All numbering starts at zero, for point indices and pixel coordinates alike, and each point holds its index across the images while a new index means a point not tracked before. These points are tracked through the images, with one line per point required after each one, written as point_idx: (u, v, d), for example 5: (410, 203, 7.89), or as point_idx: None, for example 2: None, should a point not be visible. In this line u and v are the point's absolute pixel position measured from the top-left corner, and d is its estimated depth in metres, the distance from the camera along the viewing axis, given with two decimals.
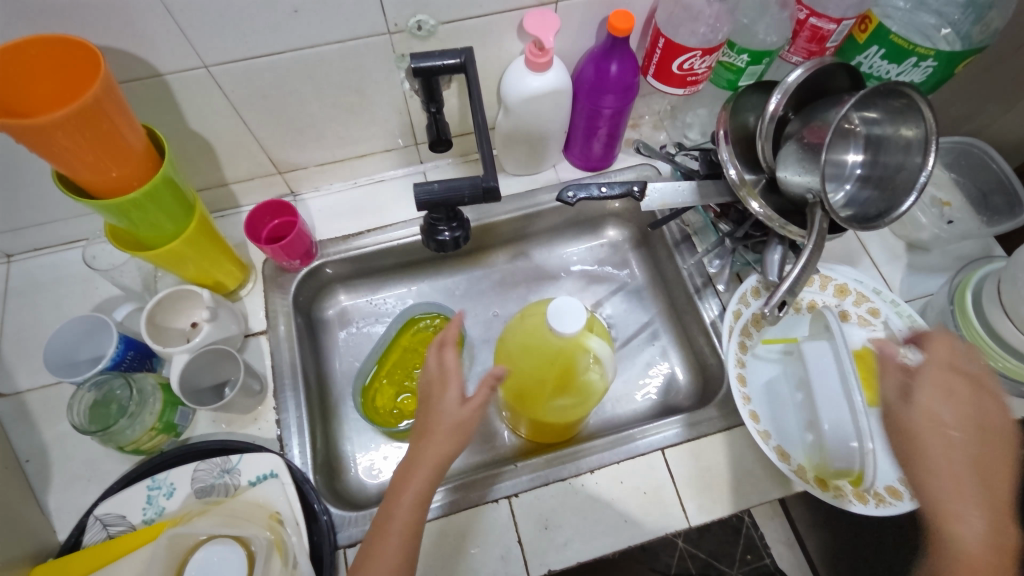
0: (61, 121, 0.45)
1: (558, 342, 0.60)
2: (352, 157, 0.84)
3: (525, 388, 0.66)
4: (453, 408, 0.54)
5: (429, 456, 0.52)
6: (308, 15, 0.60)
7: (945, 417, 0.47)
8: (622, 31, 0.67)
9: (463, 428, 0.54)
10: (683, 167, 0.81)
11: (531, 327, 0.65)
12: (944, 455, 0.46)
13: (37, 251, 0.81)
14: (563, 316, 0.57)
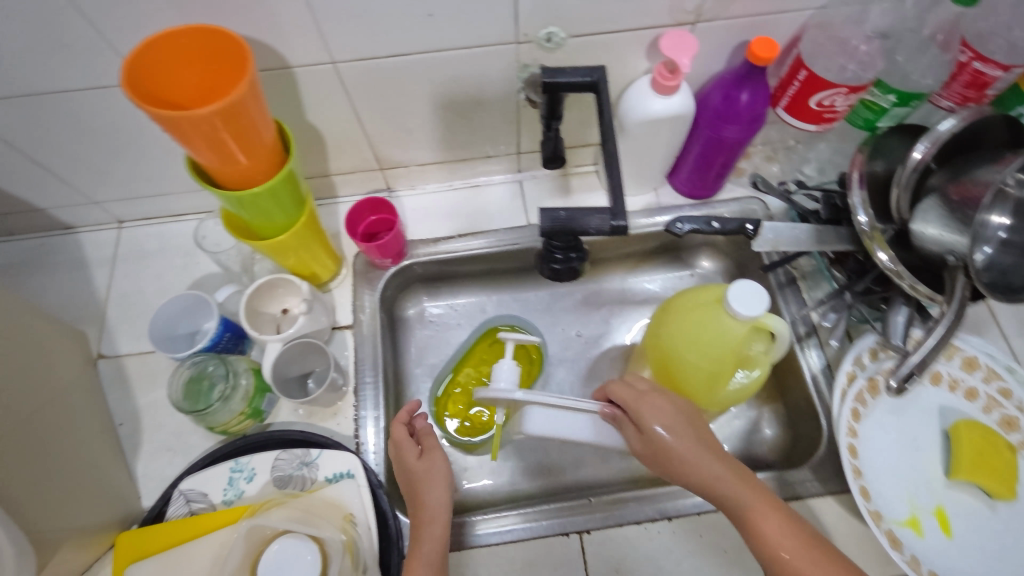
0: (204, 116, 0.45)
1: (734, 327, 0.59)
2: (452, 160, 0.83)
3: (694, 378, 0.64)
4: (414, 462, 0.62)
5: (424, 505, 0.60)
6: (442, 20, 0.59)
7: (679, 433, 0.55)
8: (763, 59, 0.62)
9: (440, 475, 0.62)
10: (801, 207, 0.76)
11: (697, 308, 0.63)
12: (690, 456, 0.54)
13: (146, 220, 0.84)
14: (746, 299, 0.56)
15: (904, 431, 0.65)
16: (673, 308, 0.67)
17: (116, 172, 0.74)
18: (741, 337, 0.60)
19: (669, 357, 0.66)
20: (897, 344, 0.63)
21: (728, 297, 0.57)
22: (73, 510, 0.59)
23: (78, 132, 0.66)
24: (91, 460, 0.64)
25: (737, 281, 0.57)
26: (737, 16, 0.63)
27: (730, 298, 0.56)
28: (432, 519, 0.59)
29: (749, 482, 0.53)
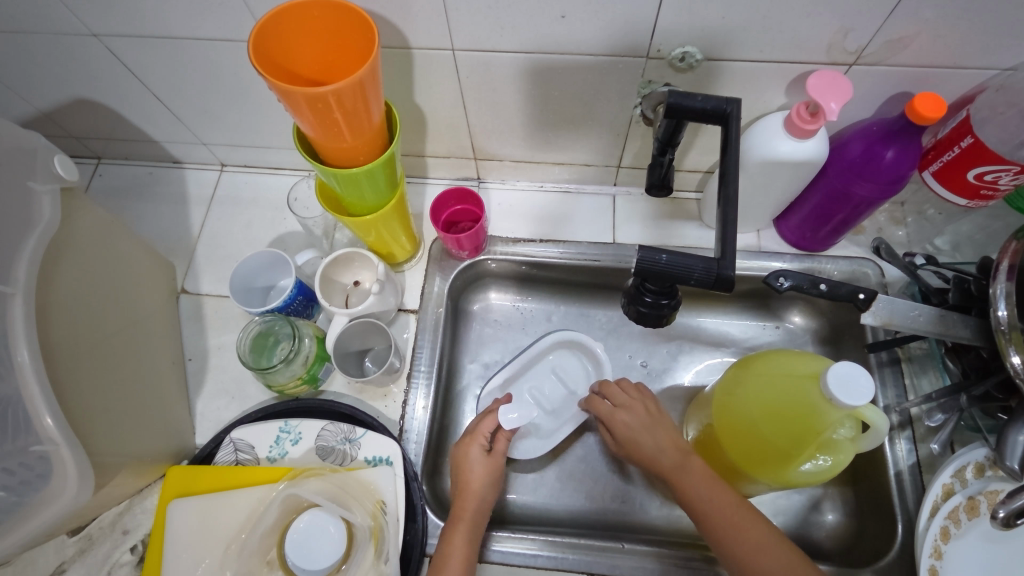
0: (326, 95, 0.45)
1: (826, 410, 0.54)
2: (549, 163, 0.80)
3: (765, 456, 0.59)
4: (480, 463, 0.66)
5: (470, 505, 0.63)
6: (575, 22, 0.55)
7: (652, 442, 0.62)
8: (926, 117, 0.55)
9: (494, 476, 0.66)
10: (925, 284, 0.68)
11: (785, 384, 0.58)
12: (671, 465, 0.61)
13: (246, 168, 0.86)
14: (850, 386, 0.50)
15: (992, 561, 0.58)
16: (754, 372, 0.62)
17: (228, 119, 0.76)
18: (831, 423, 0.54)
19: (740, 425, 0.61)
20: (1009, 468, 0.55)
21: (825, 376, 0.51)
22: (135, 434, 0.62)
23: (201, 76, 0.68)
24: (156, 390, 0.67)
25: (837, 362, 0.52)
26: (903, 63, 0.56)
27: (828, 379, 0.51)
28: (475, 514, 0.63)
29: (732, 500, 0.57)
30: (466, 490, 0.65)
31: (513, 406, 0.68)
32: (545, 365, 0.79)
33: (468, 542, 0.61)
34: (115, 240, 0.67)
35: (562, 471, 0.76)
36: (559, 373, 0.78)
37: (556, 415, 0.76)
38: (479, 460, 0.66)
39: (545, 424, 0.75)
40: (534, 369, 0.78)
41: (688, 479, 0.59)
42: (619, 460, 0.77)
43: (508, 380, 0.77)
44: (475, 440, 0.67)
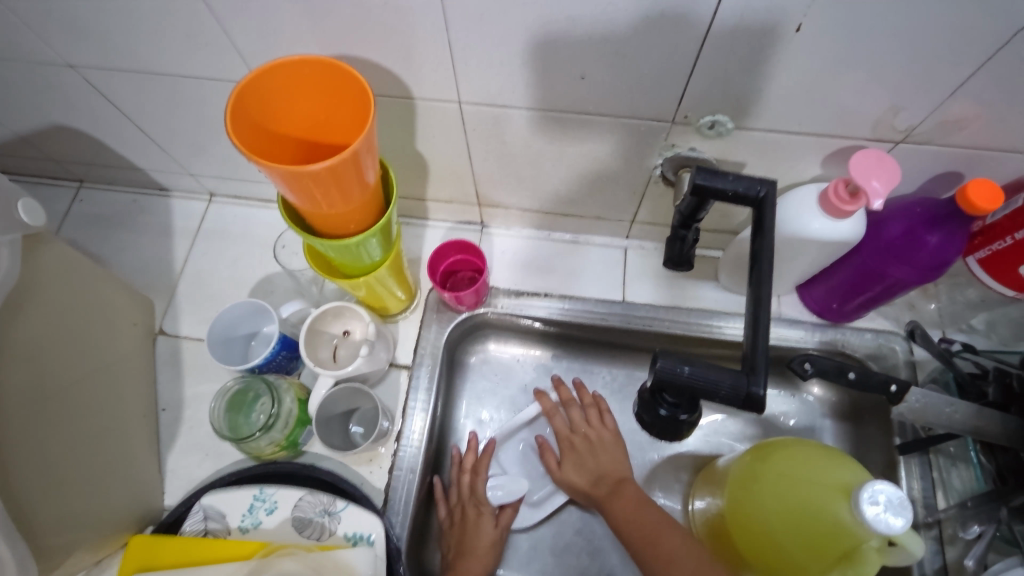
0: (318, 171, 0.40)
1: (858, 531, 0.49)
2: (557, 213, 0.75)
3: (780, 564, 0.55)
4: (488, 537, 0.64)
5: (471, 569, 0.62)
6: (594, 84, 0.50)
7: (600, 481, 0.64)
8: (980, 207, 0.49)
9: (494, 549, 0.65)
10: (961, 375, 0.62)
11: (803, 484, 0.54)
12: (611, 497, 0.62)
13: (236, 200, 0.81)
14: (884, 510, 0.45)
15: None
16: (772, 469, 0.57)
17: (217, 153, 0.71)
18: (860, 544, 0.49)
19: (754, 528, 0.56)
20: None
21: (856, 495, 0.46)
22: (96, 501, 0.57)
23: (188, 111, 0.63)
24: (123, 449, 0.62)
25: (877, 481, 0.46)
26: (956, 143, 0.51)
27: (861, 499, 0.46)
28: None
29: (659, 533, 0.56)
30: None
31: (501, 483, 0.68)
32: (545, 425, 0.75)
33: None
34: (87, 284, 0.63)
35: (557, 544, 0.71)
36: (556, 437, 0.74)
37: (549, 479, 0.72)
38: (488, 529, 0.65)
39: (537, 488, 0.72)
40: (530, 431, 0.75)
41: (619, 506, 0.60)
42: None
43: (502, 441, 0.73)
44: (483, 509, 0.66)
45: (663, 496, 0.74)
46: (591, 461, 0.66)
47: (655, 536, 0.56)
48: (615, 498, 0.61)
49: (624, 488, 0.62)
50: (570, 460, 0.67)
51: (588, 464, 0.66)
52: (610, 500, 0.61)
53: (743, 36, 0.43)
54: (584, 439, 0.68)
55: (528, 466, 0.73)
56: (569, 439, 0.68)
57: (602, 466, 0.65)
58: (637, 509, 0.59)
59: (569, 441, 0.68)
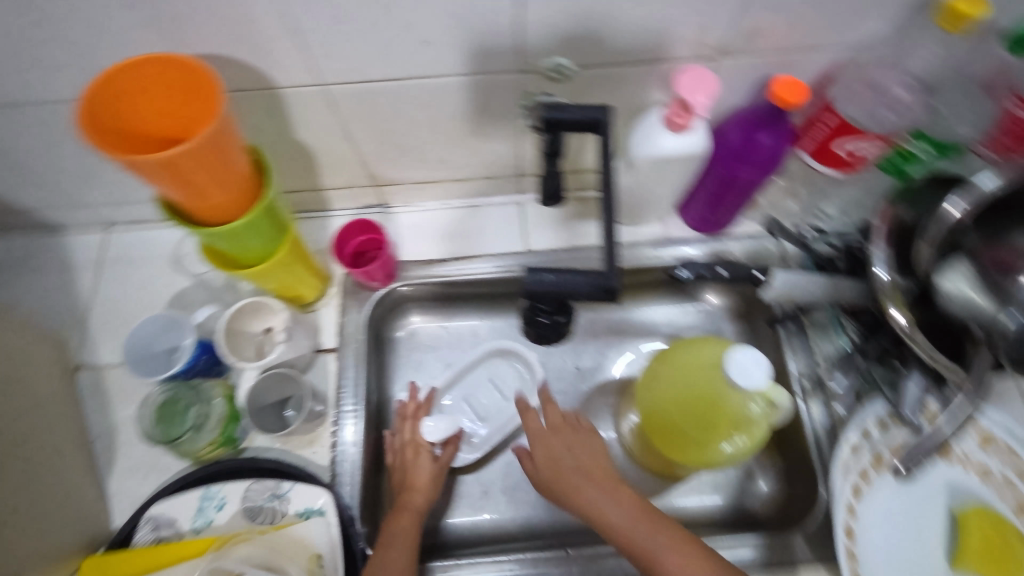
0: (173, 156, 0.43)
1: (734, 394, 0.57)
2: (451, 180, 0.79)
3: (690, 446, 0.62)
4: (429, 470, 0.69)
5: (414, 502, 0.66)
6: (440, 47, 0.54)
7: (577, 474, 0.63)
8: (790, 102, 0.57)
9: (436, 481, 0.69)
10: (819, 254, 0.70)
11: (693, 370, 0.60)
12: (586, 486, 0.62)
13: (134, 224, 0.81)
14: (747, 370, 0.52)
15: (901, 510, 0.61)
16: (670, 361, 0.64)
17: (101, 178, 0.71)
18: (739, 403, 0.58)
19: (662, 418, 0.63)
20: (909, 417, 0.61)
21: (724, 363, 0.53)
22: (38, 533, 0.58)
23: (60, 140, 0.63)
24: (61, 479, 0.63)
25: (741, 348, 0.53)
26: (764, 51, 0.58)
27: (727, 366, 0.52)
28: (413, 514, 0.66)
29: (650, 518, 0.59)
30: (405, 511, 0.66)
31: (437, 419, 0.72)
32: (482, 375, 0.80)
33: (411, 531, 0.63)
34: None
35: (507, 485, 0.76)
36: (496, 382, 0.80)
37: (490, 423, 0.78)
38: (426, 465, 0.69)
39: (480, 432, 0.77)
40: (467, 378, 0.80)
41: (597, 494, 0.61)
42: None
43: (444, 387, 0.79)
44: (421, 448, 0.70)
45: (597, 421, 0.81)
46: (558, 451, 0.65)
47: (640, 519, 0.59)
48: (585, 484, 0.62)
49: (595, 480, 0.63)
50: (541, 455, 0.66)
51: (560, 461, 0.65)
52: (585, 493, 0.62)
53: None
54: (554, 435, 0.67)
55: (467, 409, 0.79)
56: (538, 437, 0.67)
57: (579, 459, 0.65)
58: (614, 495, 0.61)
59: (538, 438, 0.67)
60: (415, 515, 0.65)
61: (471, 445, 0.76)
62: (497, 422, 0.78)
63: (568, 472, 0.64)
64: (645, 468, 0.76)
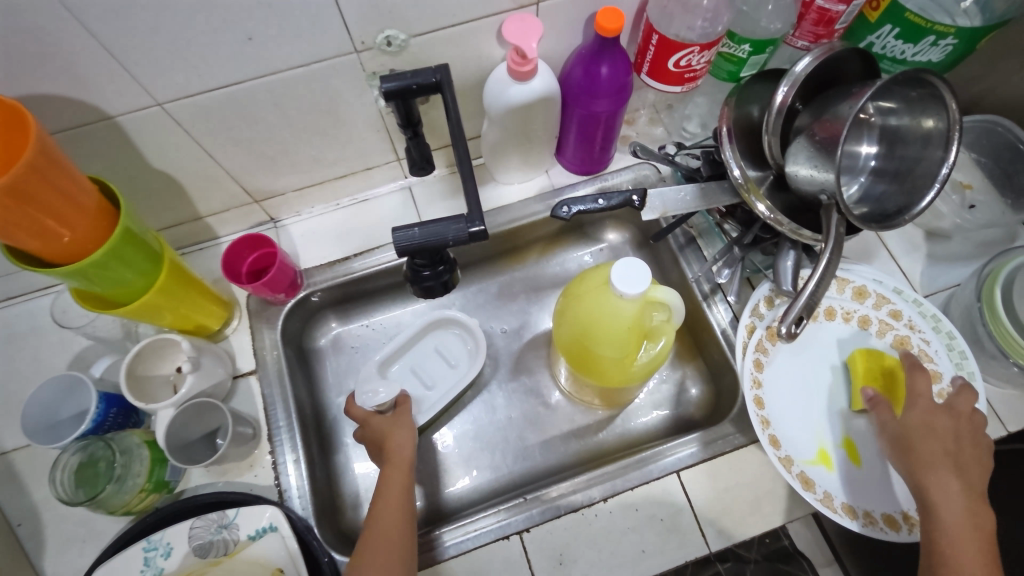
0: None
1: (628, 310, 0.59)
2: (331, 179, 0.79)
3: (611, 368, 0.65)
4: (388, 420, 0.66)
5: (394, 448, 0.63)
6: (266, 42, 0.55)
7: (946, 440, 0.56)
8: (611, 30, 0.61)
9: (404, 423, 0.66)
10: (685, 168, 0.76)
11: (590, 299, 0.63)
12: (926, 443, 0.56)
13: (9, 300, 0.76)
14: (630, 279, 0.55)
15: (805, 373, 0.68)
16: (572, 295, 0.66)
17: None
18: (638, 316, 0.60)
19: (581, 350, 0.66)
20: (788, 289, 0.66)
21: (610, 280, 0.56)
22: None
23: None
24: None
25: (620, 262, 0.56)
26: None
27: (613, 281, 0.56)
28: (400, 458, 0.63)
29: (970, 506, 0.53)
30: (394, 463, 0.62)
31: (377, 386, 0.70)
32: (428, 346, 0.82)
33: (401, 484, 0.61)
34: None
35: (461, 454, 0.79)
36: (441, 352, 0.82)
37: (437, 391, 0.79)
38: (384, 422, 0.66)
39: (428, 398, 0.78)
40: (413, 351, 0.81)
41: (937, 463, 0.55)
42: (506, 421, 0.81)
43: (391, 357, 0.80)
44: (369, 416, 0.68)
45: (533, 374, 0.83)
46: (938, 425, 0.57)
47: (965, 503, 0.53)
48: (937, 449, 0.55)
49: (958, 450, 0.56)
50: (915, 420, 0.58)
51: (914, 423, 0.58)
52: (942, 462, 0.55)
53: None
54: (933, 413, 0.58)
55: (414, 378, 0.80)
56: (927, 415, 0.58)
57: (960, 439, 0.57)
58: (949, 468, 0.54)
59: (932, 414, 0.58)
60: (405, 465, 0.62)
61: (419, 408, 0.77)
62: (443, 389, 0.79)
63: (944, 440, 0.56)
64: (589, 405, 0.81)
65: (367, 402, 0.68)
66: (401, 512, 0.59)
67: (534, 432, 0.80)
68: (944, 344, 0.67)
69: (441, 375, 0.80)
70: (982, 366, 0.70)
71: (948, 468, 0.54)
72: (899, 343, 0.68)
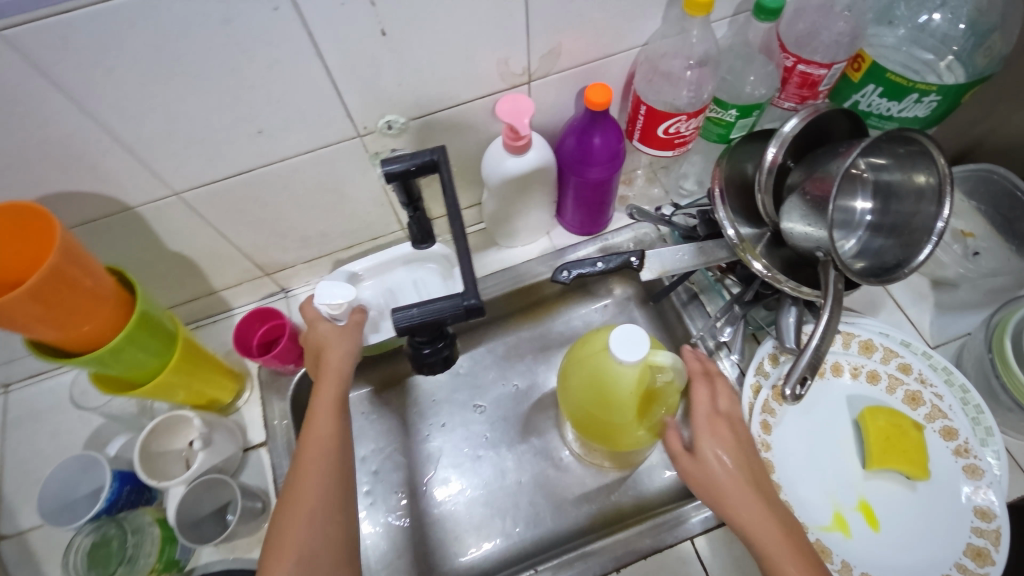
0: (10, 298, 0.44)
1: (630, 375, 0.59)
2: (339, 250, 0.82)
3: (617, 432, 0.64)
4: (330, 328, 0.64)
5: (333, 358, 0.62)
6: (274, 134, 0.59)
7: (714, 464, 0.55)
8: (599, 104, 0.63)
9: (347, 332, 0.65)
10: (682, 228, 0.77)
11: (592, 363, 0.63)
12: (727, 470, 0.54)
13: (33, 378, 0.79)
14: (629, 343, 0.56)
15: (816, 431, 0.67)
16: (576, 357, 0.67)
17: None
18: (642, 380, 0.60)
19: (586, 416, 0.66)
20: (791, 346, 0.66)
21: (609, 347, 0.56)
22: None
23: None
24: None
25: (620, 327, 0.57)
26: (567, 67, 0.66)
27: (611, 346, 0.56)
28: (338, 365, 0.61)
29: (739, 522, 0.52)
30: (327, 371, 0.60)
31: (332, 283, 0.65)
32: (408, 275, 0.79)
33: (335, 392, 0.59)
34: None
35: (471, 520, 0.78)
36: (419, 285, 0.78)
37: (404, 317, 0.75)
38: (331, 328, 0.64)
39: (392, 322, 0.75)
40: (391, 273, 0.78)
41: (713, 484, 0.54)
42: (521, 482, 0.80)
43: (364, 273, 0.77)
44: (319, 318, 0.65)
45: (542, 436, 0.83)
46: (711, 445, 0.56)
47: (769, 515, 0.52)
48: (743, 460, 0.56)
49: (732, 473, 0.54)
50: (703, 448, 0.56)
51: (721, 449, 0.55)
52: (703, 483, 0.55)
53: (354, 56, 0.54)
54: (713, 437, 0.56)
55: (385, 300, 0.77)
56: (712, 440, 0.56)
57: (738, 464, 0.55)
58: (726, 488, 0.53)
59: (702, 434, 0.57)
60: (340, 376, 0.60)
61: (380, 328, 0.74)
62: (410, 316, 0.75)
63: (728, 458, 0.55)
64: (601, 467, 0.80)
65: (325, 301, 0.64)
66: (337, 423, 0.57)
67: (545, 496, 0.79)
68: (958, 398, 0.65)
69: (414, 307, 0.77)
70: (1002, 419, 0.68)
71: (753, 484, 0.54)
72: (912, 398, 0.66)
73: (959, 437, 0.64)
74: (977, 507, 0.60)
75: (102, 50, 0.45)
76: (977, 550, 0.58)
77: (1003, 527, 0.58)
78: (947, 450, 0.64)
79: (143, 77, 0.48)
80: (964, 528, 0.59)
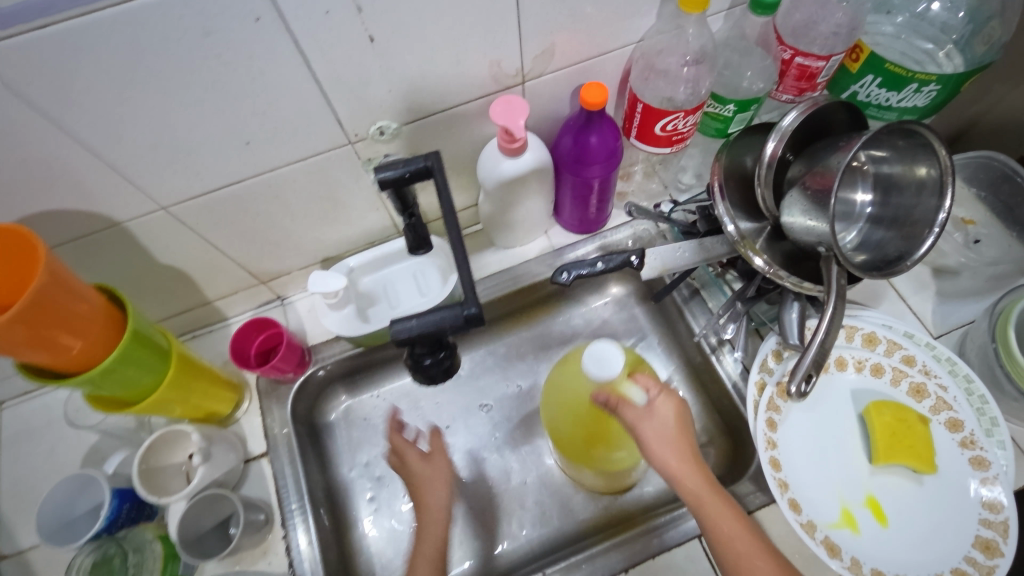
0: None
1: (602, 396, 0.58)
2: (335, 255, 0.81)
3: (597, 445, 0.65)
4: (427, 467, 0.64)
5: (427, 509, 0.62)
6: (262, 144, 0.57)
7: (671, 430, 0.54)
8: (595, 103, 0.62)
9: (437, 469, 0.64)
10: (682, 225, 0.76)
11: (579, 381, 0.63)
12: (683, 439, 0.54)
13: (27, 395, 0.78)
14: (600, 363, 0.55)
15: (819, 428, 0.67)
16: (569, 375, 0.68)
17: None
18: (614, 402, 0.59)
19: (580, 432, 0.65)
20: (795, 342, 0.65)
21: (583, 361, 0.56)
22: None
23: None
24: None
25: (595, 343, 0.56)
26: (561, 67, 0.64)
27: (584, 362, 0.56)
28: (433, 516, 0.61)
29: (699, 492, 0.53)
30: (426, 513, 0.61)
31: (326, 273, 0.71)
32: (408, 268, 0.79)
33: (436, 544, 0.59)
34: None
35: (476, 524, 0.77)
36: (419, 279, 0.79)
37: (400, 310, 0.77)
38: (424, 467, 0.64)
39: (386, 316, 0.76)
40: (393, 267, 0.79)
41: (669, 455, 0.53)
42: (526, 483, 0.80)
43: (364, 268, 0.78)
44: (408, 447, 0.65)
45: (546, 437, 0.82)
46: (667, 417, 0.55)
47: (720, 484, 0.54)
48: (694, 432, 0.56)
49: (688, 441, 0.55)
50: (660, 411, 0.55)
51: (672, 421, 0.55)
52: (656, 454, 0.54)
53: (343, 63, 0.52)
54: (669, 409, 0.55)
55: (383, 294, 0.78)
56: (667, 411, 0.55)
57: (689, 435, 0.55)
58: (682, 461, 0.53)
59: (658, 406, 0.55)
60: (441, 519, 0.61)
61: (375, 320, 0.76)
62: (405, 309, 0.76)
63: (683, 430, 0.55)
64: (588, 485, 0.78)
65: (319, 285, 0.70)
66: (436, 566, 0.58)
67: (550, 498, 0.78)
68: (963, 390, 0.65)
69: (411, 300, 0.77)
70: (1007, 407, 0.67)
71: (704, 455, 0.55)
72: (915, 391, 0.66)
73: (964, 429, 0.63)
74: (984, 500, 0.60)
75: (81, 67, 0.43)
76: (985, 543, 0.58)
77: (1011, 518, 0.58)
78: (953, 442, 0.63)
79: (125, 91, 0.47)
80: (972, 521, 0.59)
